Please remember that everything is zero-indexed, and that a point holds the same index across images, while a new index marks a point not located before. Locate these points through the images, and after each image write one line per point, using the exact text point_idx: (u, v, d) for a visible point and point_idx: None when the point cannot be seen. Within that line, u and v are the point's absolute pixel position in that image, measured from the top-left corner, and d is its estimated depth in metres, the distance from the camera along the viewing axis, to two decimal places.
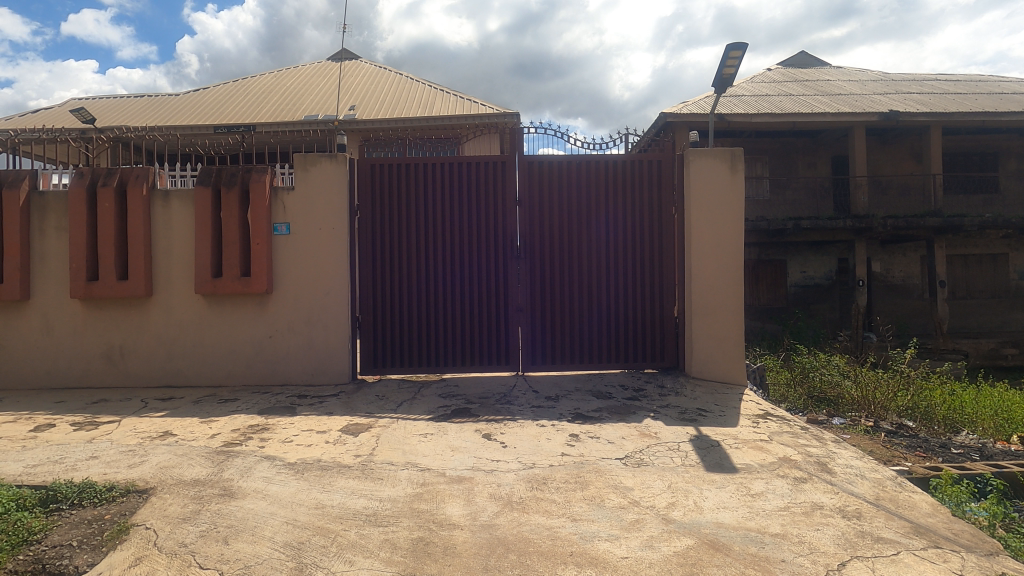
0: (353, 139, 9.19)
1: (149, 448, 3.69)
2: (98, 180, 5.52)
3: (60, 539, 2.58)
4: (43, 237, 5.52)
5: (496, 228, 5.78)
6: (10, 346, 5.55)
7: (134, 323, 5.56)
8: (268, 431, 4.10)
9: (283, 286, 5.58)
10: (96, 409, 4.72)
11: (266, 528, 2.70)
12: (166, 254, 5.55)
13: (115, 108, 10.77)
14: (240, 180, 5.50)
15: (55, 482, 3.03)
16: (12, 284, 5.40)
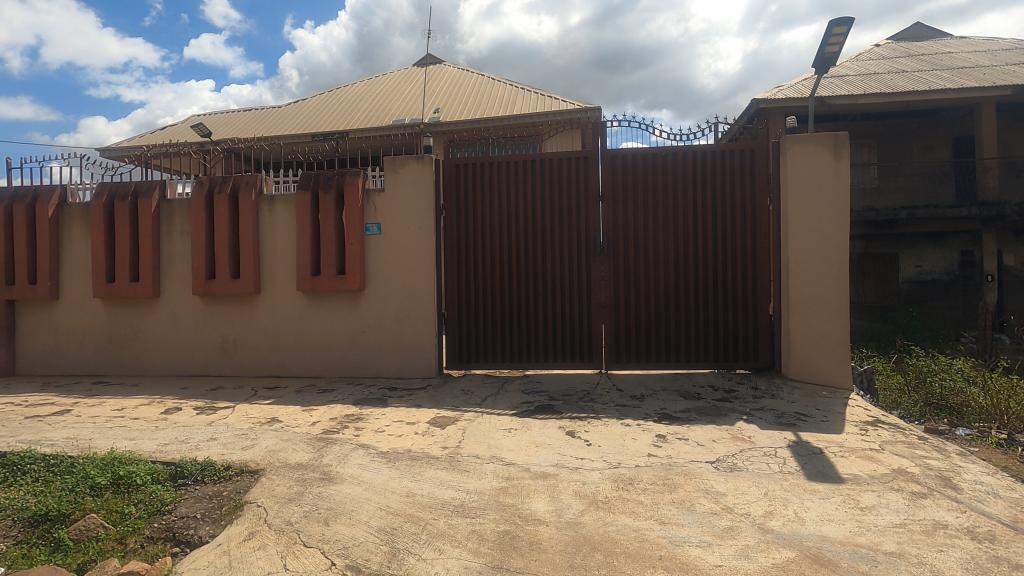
0: (439, 141, 9.48)
1: (258, 432, 4.01)
2: (214, 188, 6.07)
3: (187, 510, 2.87)
4: (170, 240, 6.16)
5: (578, 225, 5.72)
6: (144, 337, 6.24)
7: (245, 317, 6.08)
8: (362, 421, 4.32)
9: (374, 283, 5.87)
10: (214, 396, 5.21)
11: (362, 512, 2.85)
12: (272, 254, 6.02)
13: (228, 122, 11.82)
14: (335, 183, 5.83)
15: (182, 459, 3.37)
16: (146, 282, 6.08)
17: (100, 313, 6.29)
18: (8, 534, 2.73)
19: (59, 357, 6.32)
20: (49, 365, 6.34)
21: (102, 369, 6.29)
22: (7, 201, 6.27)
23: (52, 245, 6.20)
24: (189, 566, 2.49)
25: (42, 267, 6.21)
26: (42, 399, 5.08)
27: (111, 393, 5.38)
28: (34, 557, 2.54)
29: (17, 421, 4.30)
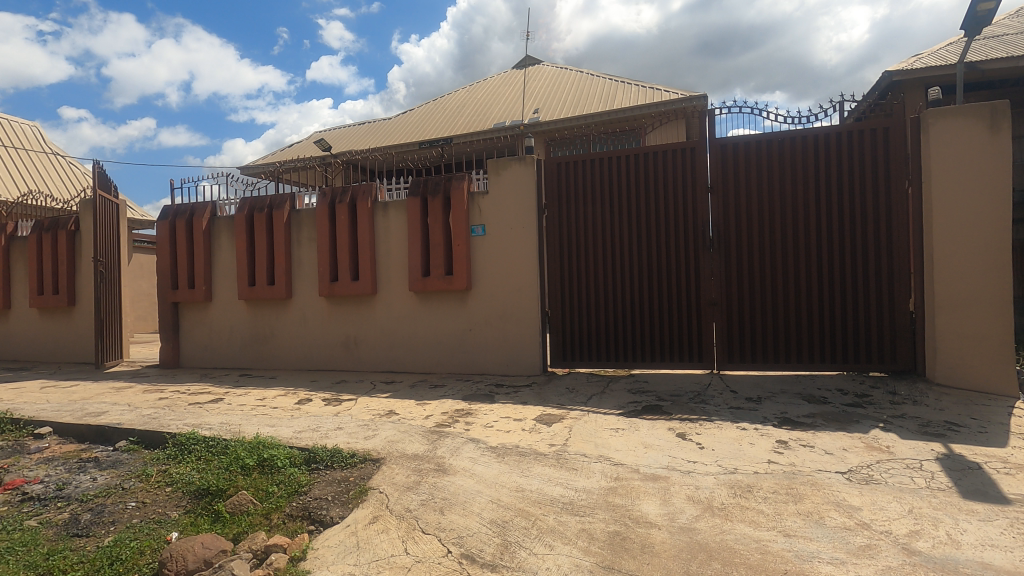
0: (539, 141, 9.56)
1: (378, 424, 4.30)
2: (336, 198, 6.59)
3: (320, 492, 3.15)
4: (299, 247, 6.79)
5: (685, 219, 5.50)
6: (279, 335, 6.93)
7: (364, 317, 6.54)
8: (472, 416, 4.48)
9: (481, 283, 6.05)
10: (338, 389, 5.67)
11: (475, 504, 2.95)
12: (387, 257, 6.43)
13: (345, 136, 12.77)
14: (443, 188, 6.09)
15: (314, 445, 3.70)
16: (280, 285, 6.75)
17: (244, 313, 7.08)
18: (179, 503, 3.16)
19: (212, 352, 7.21)
20: (205, 358, 7.25)
21: (246, 363, 7.08)
22: (171, 216, 7.25)
23: (206, 254, 7.09)
24: (323, 543, 2.74)
25: (198, 273, 7.12)
26: (200, 388, 5.83)
27: (254, 384, 6.04)
28: (199, 526, 2.92)
29: (183, 406, 4.97)
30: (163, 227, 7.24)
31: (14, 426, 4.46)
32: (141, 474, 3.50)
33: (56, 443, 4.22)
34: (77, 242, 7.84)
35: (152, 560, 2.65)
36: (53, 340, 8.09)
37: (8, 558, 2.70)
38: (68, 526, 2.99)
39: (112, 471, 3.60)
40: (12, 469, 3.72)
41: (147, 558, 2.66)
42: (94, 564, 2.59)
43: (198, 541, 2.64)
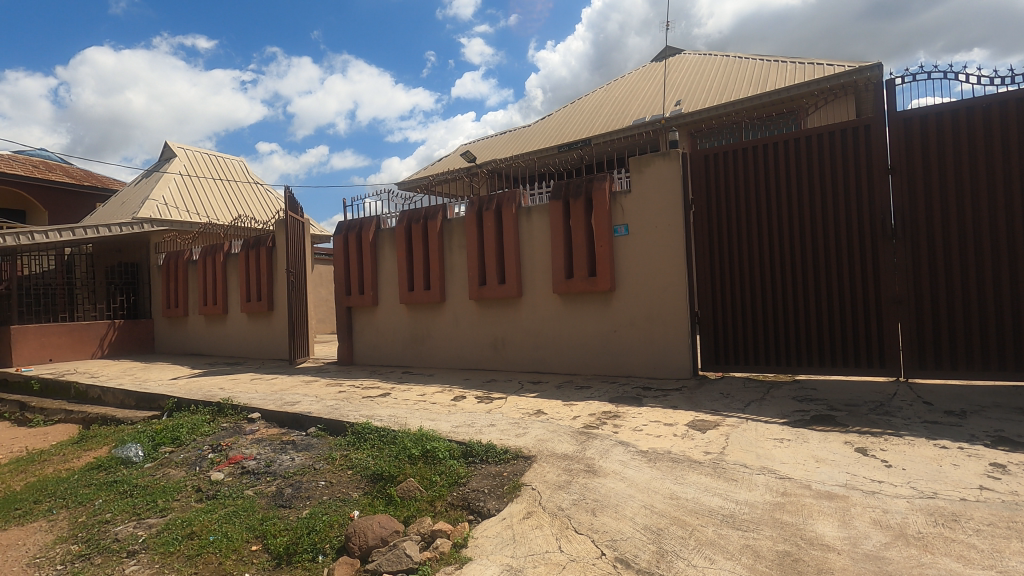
0: (682, 134, 9.13)
1: (528, 422, 4.43)
2: (483, 206, 6.94)
3: (477, 484, 3.34)
4: (451, 254, 7.27)
5: (858, 207, 4.88)
6: (435, 335, 7.48)
7: (511, 318, 6.80)
8: (620, 418, 4.42)
9: (625, 284, 5.96)
10: (489, 387, 5.96)
11: (627, 508, 2.91)
12: (531, 261, 6.61)
13: (488, 146, 13.38)
14: (584, 190, 6.11)
15: (471, 440, 3.93)
16: (435, 290, 7.29)
17: (404, 316, 7.76)
18: (358, 485, 3.56)
19: (379, 351, 8.01)
20: (373, 356, 8.08)
21: (408, 361, 7.75)
22: (343, 231, 8.20)
23: (373, 263, 7.91)
24: (482, 533, 2.90)
25: (367, 280, 7.97)
26: (371, 383, 6.51)
27: (416, 381, 6.60)
28: (375, 506, 3.26)
29: (357, 399, 5.59)
30: (338, 241, 8.22)
31: (233, 411, 5.37)
32: (328, 457, 4.02)
33: (263, 427, 5.00)
34: (274, 256, 9.22)
35: (339, 534, 3.03)
36: (258, 340, 9.61)
37: (235, 520, 3.27)
38: (275, 497, 3.53)
39: (305, 453, 4.18)
40: (234, 447, 4.48)
41: (335, 531, 3.05)
42: (296, 532, 3.03)
43: (375, 521, 2.96)
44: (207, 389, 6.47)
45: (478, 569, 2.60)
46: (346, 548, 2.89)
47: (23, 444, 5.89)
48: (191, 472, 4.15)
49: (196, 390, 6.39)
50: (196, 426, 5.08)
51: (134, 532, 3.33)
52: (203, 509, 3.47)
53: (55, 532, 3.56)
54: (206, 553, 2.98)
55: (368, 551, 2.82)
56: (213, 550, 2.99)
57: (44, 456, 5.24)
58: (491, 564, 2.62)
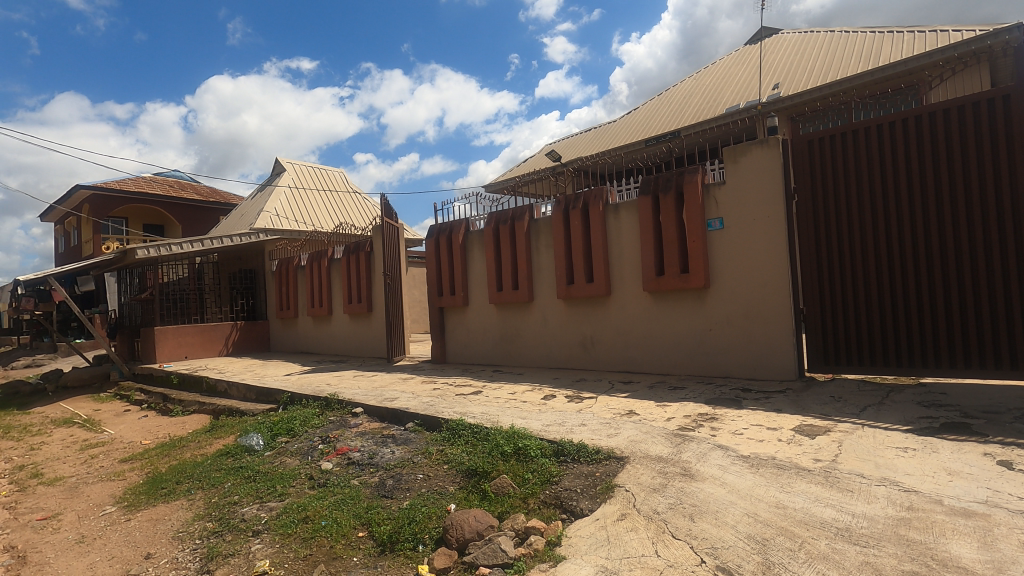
0: (782, 119, 8.54)
1: (620, 423, 4.36)
2: (570, 205, 6.90)
3: (570, 484, 3.33)
4: (538, 253, 7.32)
5: (994, 188, 4.32)
6: (524, 335, 7.56)
7: (600, 317, 6.72)
8: (718, 421, 4.23)
9: (720, 280, 5.69)
10: (579, 386, 5.94)
11: (728, 515, 2.78)
12: (620, 259, 6.50)
13: (573, 145, 13.30)
14: (674, 184, 5.90)
15: (562, 439, 3.93)
16: (524, 289, 7.37)
17: (494, 315, 7.92)
18: (454, 479, 3.69)
19: (471, 349, 8.23)
20: (465, 355, 8.32)
21: (498, 359, 7.89)
22: (435, 234, 8.51)
23: (463, 264, 8.14)
24: (575, 532, 2.90)
25: (458, 281, 8.21)
26: (463, 381, 6.71)
27: (506, 379, 6.72)
28: (471, 501, 3.36)
29: (451, 396, 5.78)
30: (430, 244, 8.55)
31: (339, 405, 5.76)
32: (425, 451, 4.19)
33: (366, 421, 5.31)
34: (372, 261, 9.76)
35: (438, 525, 3.15)
36: (360, 339, 10.23)
37: (343, 507, 3.51)
38: (378, 487, 3.74)
39: (404, 447, 4.39)
40: (341, 439, 4.81)
41: (434, 522, 3.18)
42: (398, 522, 3.19)
43: (471, 515, 3.05)
44: (316, 384, 6.99)
45: (572, 568, 2.60)
46: (444, 539, 3.01)
47: (166, 431, 6.69)
48: (304, 461, 4.50)
49: (307, 385, 6.92)
50: (308, 418, 5.51)
51: (257, 514, 3.67)
52: (315, 496, 3.75)
53: (194, 510, 4.02)
54: (319, 536, 3.22)
55: (465, 544, 2.91)
56: (325, 534, 3.23)
57: (183, 442, 5.92)
58: (585, 564, 2.61)
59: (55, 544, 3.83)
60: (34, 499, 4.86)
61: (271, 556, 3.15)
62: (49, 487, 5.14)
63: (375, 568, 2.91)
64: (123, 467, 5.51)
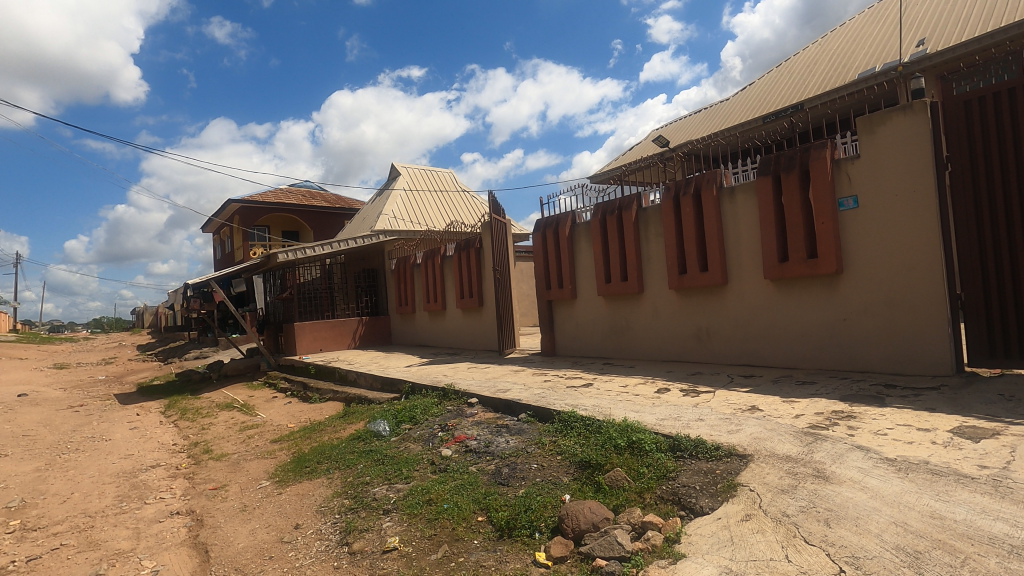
0: (929, 80, 7.51)
1: (741, 419, 4.12)
2: (680, 191, 6.62)
3: (688, 480, 3.22)
4: (648, 243, 7.11)
5: None
6: (635, 327, 7.39)
7: (716, 308, 6.39)
8: (856, 420, 3.85)
9: (856, 264, 5.16)
10: (695, 380, 5.72)
11: (872, 522, 2.53)
12: (737, 245, 6.13)
13: (682, 128, 12.70)
14: (798, 161, 5.43)
15: (678, 433, 3.80)
16: (633, 281, 7.20)
17: (603, 307, 7.83)
18: (568, 470, 3.72)
19: (580, 342, 8.21)
20: (574, 348, 8.32)
21: (608, 352, 7.80)
22: (541, 228, 8.57)
23: (570, 257, 8.13)
24: (696, 530, 2.80)
25: (565, 274, 8.23)
26: (573, 373, 6.74)
27: (617, 372, 6.65)
28: (585, 492, 3.37)
29: (562, 388, 5.83)
30: (537, 238, 8.62)
31: (455, 395, 6.04)
32: (538, 441, 4.27)
33: (481, 411, 5.51)
34: (482, 257, 10.09)
35: (554, 514, 3.21)
36: (472, 332, 10.63)
37: (463, 492, 3.69)
38: (495, 475, 3.88)
39: (518, 437, 4.50)
40: (459, 427, 5.04)
41: (550, 511, 3.23)
42: (515, 508, 3.29)
43: (586, 506, 3.06)
44: (434, 375, 7.40)
45: (694, 567, 2.52)
46: (560, 528, 3.05)
47: (307, 416, 7.46)
48: (426, 447, 4.78)
49: (425, 376, 7.34)
50: (428, 407, 5.85)
51: (387, 494, 3.98)
52: (437, 480, 3.97)
53: (333, 488, 4.44)
54: (442, 518, 3.42)
55: (581, 534, 2.93)
56: (447, 516, 3.42)
57: (321, 426, 6.56)
58: (707, 563, 2.52)
59: (224, 511, 4.44)
60: (206, 471, 5.66)
61: (400, 533, 3.40)
62: (217, 461, 5.95)
63: (494, 551, 3.03)
64: (273, 447, 6.22)
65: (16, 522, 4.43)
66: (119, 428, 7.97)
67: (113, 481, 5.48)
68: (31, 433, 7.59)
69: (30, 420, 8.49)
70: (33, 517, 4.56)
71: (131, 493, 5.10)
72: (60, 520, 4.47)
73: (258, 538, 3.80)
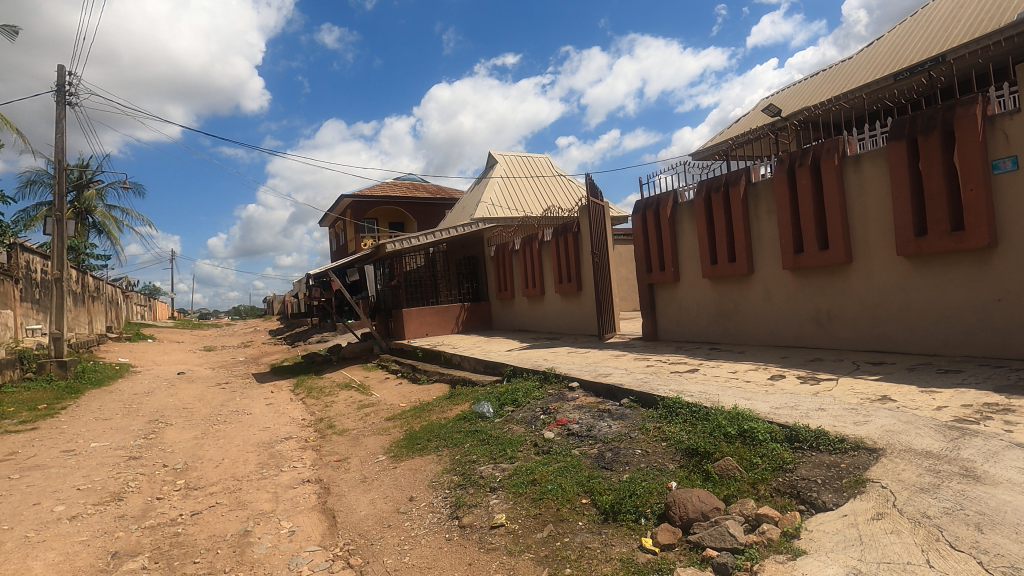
0: None
1: (870, 409, 3.77)
2: (795, 163, 6.11)
3: (808, 473, 3.00)
4: (758, 221, 6.66)
5: None
6: (744, 311, 6.98)
7: (839, 289, 5.86)
8: (1015, 414, 3.36)
9: (1014, 236, 4.50)
10: (815, 367, 5.30)
11: None
12: (863, 219, 5.57)
13: (796, 94, 11.65)
14: (939, 121, 4.80)
15: (795, 423, 3.54)
16: (742, 262, 6.78)
17: (709, 290, 7.46)
18: (673, 457, 3.61)
19: (684, 327, 7.89)
20: (678, 333, 8.01)
21: (715, 337, 7.44)
22: (641, 210, 8.31)
23: (672, 238, 7.83)
24: (818, 526, 2.62)
25: (667, 256, 7.94)
26: (677, 358, 6.52)
27: (725, 358, 6.33)
28: (693, 480, 3.26)
29: (665, 374, 5.67)
30: (636, 220, 8.38)
31: (556, 379, 6.09)
32: (642, 427, 4.19)
33: (582, 395, 5.51)
34: (580, 240, 10.02)
35: (660, 501, 3.15)
36: (571, 317, 10.62)
37: (567, 474, 3.72)
38: (598, 459, 3.87)
39: (621, 422, 4.44)
40: (561, 411, 5.08)
41: (656, 498, 3.18)
42: (620, 493, 3.27)
43: (695, 494, 2.97)
44: (535, 359, 7.50)
45: (816, 565, 2.37)
46: (667, 515, 2.99)
47: (417, 396, 7.92)
48: (529, 429, 4.88)
49: (526, 360, 7.47)
50: (529, 390, 5.95)
51: (493, 472, 4.12)
52: (541, 462, 4.05)
53: (442, 464, 4.68)
54: (547, 498, 3.48)
55: (690, 523, 2.85)
56: (552, 497, 3.47)
57: (429, 406, 6.93)
58: (832, 562, 2.35)
59: (348, 481, 4.85)
60: (331, 444, 6.21)
61: (506, 511, 3.51)
62: (339, 436, 6.50)
63: (600, 534, 3.04)
64: (388, 424, 6.68)
65: (181, 481, 5.16)
66: (258, 403, 8.96)
67: (255, 450, 6.18)
68: (189, 406, 8.77)
69: (188, 395, 9.81)
70: (194, 478, 5.28)
71: (270, 461, 5.73)
72: (214, 482, 5.13)
73: (378, 508, 4.12)
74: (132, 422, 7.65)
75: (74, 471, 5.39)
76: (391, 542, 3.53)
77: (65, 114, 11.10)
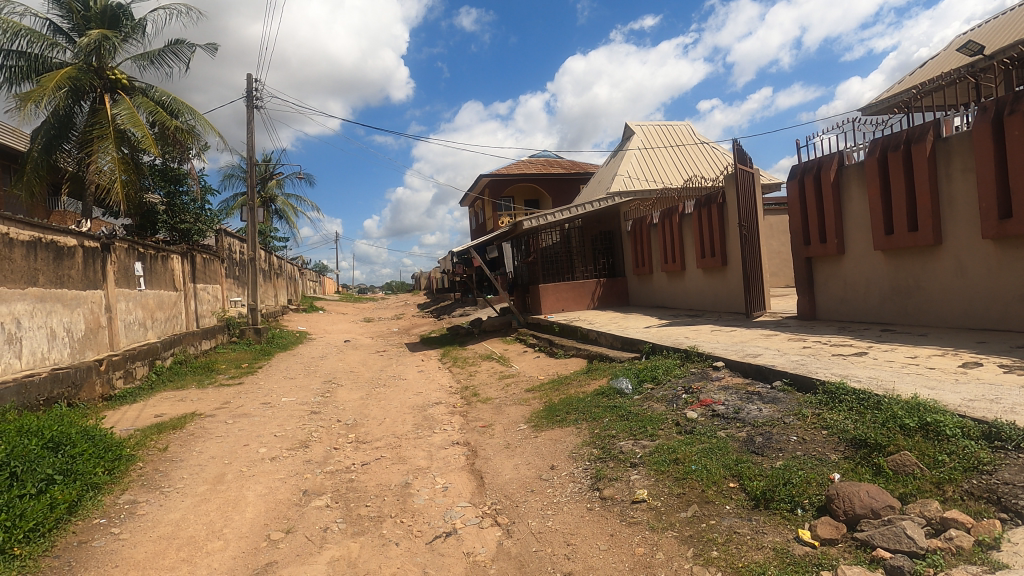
0: None
1: None
2: (1004, 109, 5.09)
3: (1012, 478, 2.57)
4: (950, 181, 5.69)
5: None
6: (928, 287, 6.04)
7: None
8: None
9: None
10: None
11: None
12: None
13: (1005, 24, 9.62)
14: None
15: (997, 418, 3.01)
16: (926, 230, 5.85)
17: (882, 264, 6.57)
18: (837, 447, 3.30)
19: (849, 305, 7.05)
20: (842, 312, 7.19)
21: (889, 317, 6.55)
22: (800, 175, 7.53)
23: (835, 206, 6.99)
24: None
25: (829, 226, 7.11)
26: (842, 340, 5.87)
27: (902, 341, 5.57)
28: (861, 474, 2.97)
29: (826, 356, 5.17)
30: (793, 187, 7.61)
31: (699, 357, 5.85)
32: (798, 412, 3.87)
33: (728, 375, 5.23)
34: (726, 212, 9.38)
35: (819, 492, 2.92)
36: (715, 293, 10.03)
37: (712, 456, 3.59)
38: (748, 443, 3.66)
39: (773, 406, 4.15)
40: (704, 391, 4.88)
41: (814, 489, 2.95)
42: (772, 480, 3.08)
43: (862, 489, 2.70)
44: (675, 337, 7.26)
45: None
46: (828, 508, 2.77)
47: (555, 370, 8.15)
48: (670, 408, 4.76)
49: (666, 338, 7.26)
50: (670, 368, 5.80)
51: (634, 448, 4.11)
52: (684, 441, 3.94)
53: (582, 436, 4.78)
54: (691, 478, 3.40)
55: (856, 519, 2.62)
56: (696, 478, 3.38)
57: (568, 379, 7.09)
58: None
59: (493, 446, 5.18)
60: (476, 410, 6.66)
61: (648, 487, 3.51)
62: (483, 403, 6.94)
63: (749, 520, 2.90)
64: (527, 395, 6.98)
65: (352, 435, 5.89)
66: (411, 370, 9.85)
67: (411, 411, 6.84)
68: (356, 370, 9.94)
69: (354, 360, 11.10)
70: (362, 433, 5.99)
71: (424, 422, 6.30)
72: (379, 438, 5.79)
73: (522, 473, 4.35)
74: (312, 381, 8.87)
75: (271, 420, 6.42)
76: (534, 506, 3.72)
77: (253, 114, 12.95)
